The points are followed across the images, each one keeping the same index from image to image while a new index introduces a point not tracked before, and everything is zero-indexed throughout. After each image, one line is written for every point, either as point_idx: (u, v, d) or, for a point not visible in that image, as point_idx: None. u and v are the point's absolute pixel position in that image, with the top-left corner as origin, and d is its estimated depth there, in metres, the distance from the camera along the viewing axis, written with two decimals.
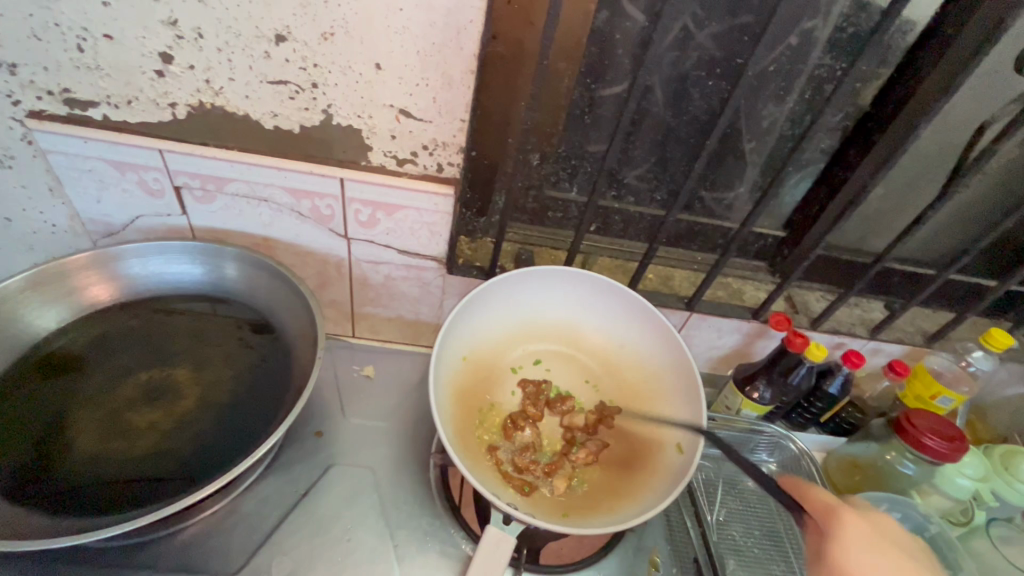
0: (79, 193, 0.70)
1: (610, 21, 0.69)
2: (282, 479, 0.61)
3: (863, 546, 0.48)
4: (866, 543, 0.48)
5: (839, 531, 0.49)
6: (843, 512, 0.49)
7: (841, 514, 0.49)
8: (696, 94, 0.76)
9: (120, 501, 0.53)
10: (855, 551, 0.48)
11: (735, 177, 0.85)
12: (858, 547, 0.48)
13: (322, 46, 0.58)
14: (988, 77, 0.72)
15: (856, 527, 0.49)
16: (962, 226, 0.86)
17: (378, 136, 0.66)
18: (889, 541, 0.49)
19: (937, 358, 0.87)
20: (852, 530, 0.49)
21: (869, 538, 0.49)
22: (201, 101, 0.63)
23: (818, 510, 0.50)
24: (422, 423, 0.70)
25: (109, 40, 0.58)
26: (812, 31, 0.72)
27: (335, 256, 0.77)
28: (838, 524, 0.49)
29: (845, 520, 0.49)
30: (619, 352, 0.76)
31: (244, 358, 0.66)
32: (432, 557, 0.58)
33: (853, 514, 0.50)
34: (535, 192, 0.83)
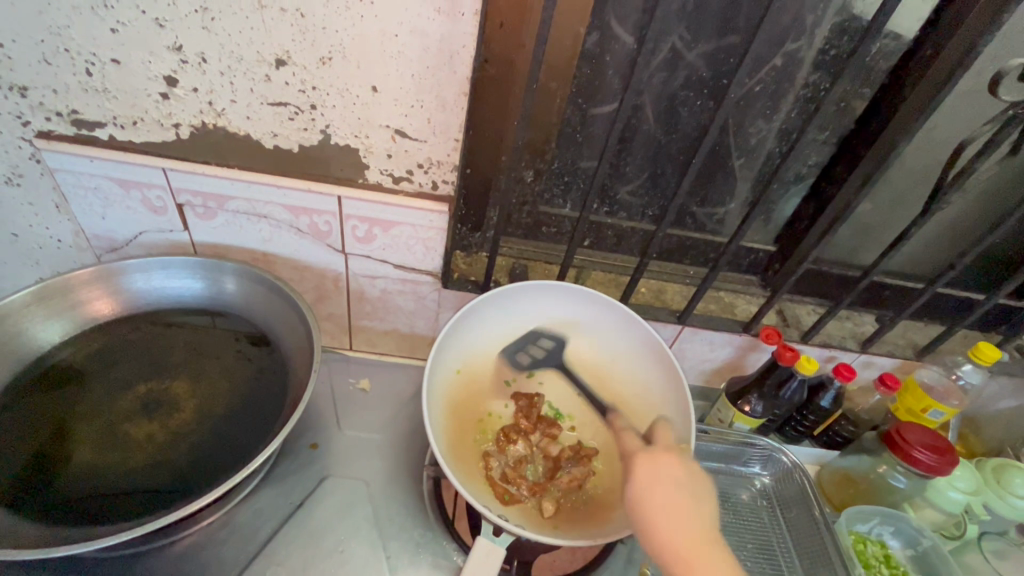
0: (85, 210, 0.73)
1: (600, 43, 0.71)
2: (276, 491, 0.62)
3: (654, 478, 0.58)
4: (649, 476, 0.58)
5: (631, 470, 0.60)
6: (639, 456, 0.61)
7: (633, 458, 0.61)
8: (685, 113, 0.79)
9: (118, 512, 0.54)
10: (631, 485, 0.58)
11: (725, 193, 0.87)
12: (644, 481, 0.58)
13: (320, 70, 0.61)
14: (969, 97, 0.74)
15: (642, 465, 0.60)
16: (949, 240, 0.87)
17: (374, 155, 0.68)
18: (660, 475, 0.58)
19: (929, 371, 0.88)
20: (639, 468, 0.59)
21: (651, 474, 0.58)
22: (204, 122, 0.65)
23: (625, 452, 0.63)
24: (416, 436, 0.71)
25: (116, 65, 0.61)
26: (796, 52, 0.74)
27: (333, 270, 0.79)
28: (631, 466, 0.60)
29: (635, 462, 0.60)
30: (611, 366, 0.77)
31: (241, 371, 0.68)
32: (424, 568, 0.59)
33: (644, 457, 0.60)
34: (529, 207, 0.84)
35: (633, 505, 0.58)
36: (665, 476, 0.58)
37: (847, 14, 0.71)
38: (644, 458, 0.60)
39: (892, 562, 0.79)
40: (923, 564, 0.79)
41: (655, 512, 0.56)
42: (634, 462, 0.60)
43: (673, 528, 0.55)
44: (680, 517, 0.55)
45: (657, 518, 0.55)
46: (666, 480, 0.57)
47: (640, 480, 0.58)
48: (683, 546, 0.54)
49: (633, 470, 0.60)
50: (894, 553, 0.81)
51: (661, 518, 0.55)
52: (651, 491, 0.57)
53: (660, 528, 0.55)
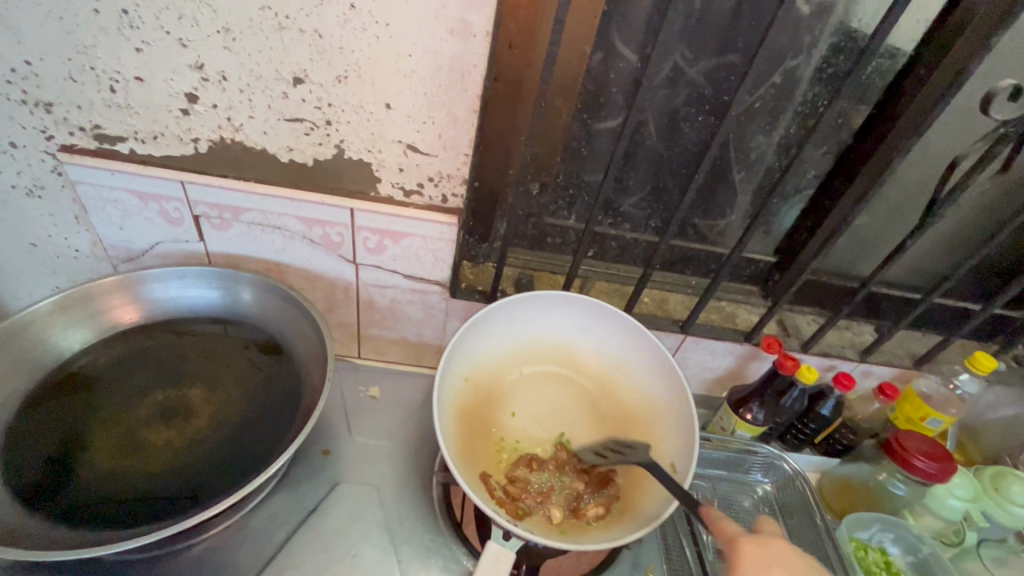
0: (103, 221, 0.75)
1: (604, 62, 0.74)
2: (290, 496, 0.64)
3: (789, 530, 0.58)
4: (780, 525, 0.58)
5: (762, 520, 0.59)
6: (743, 542, 0.54)
7: (738, 547, 0.54)
8: (687, 128, 0.81)
9: (137, 516, 0.55)
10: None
11: (726, 205, 0.89)
12: (756, 572, 0.52)
13: (336, 88, 0.63)
14: (962, 114, 0.76)
15: (749, 553, 0.53)
16: (945, 252, 0.89)
17: (386, 169, 0.70)
18: (784, 568, 0.53)
19: (927, 381, 0.90)
20: (771, 518, 0.59)
21: (768, 563, 0.53)
22: (222, 137, 0.68)
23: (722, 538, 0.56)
24: (424, 442, 0.73)
25: (139, 82, 0.63)
26: (794, 70, 0.76)
27: (343, 280, 0.80)
28: (738, 556, 0.54)
29: (740, 549, 0.54)
30: (616, 376, 0.78)
31: (255, 378, 0.69)
32: (434, 572, 0.60)
33: (750, 546, 0.54)
34: (534, 219, 0.87)
35: None
36: (798, 533, 0.58)
37: (843, 34, 0.74)
38: (776, 509, 0.60)
39: (892, 569, 0.80)
40: (923, 571, 0.81)
41: (784, 557, 0.56)
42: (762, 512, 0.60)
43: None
44: (818, 570, 0.55)
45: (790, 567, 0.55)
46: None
47: (774, 530, 0.58)
48: None
49: (761, 520, 0.59)
50: (895, 561, 0.82)
51: (799, 567, 0.55)
52: (786, 543, 0.56)
53: None
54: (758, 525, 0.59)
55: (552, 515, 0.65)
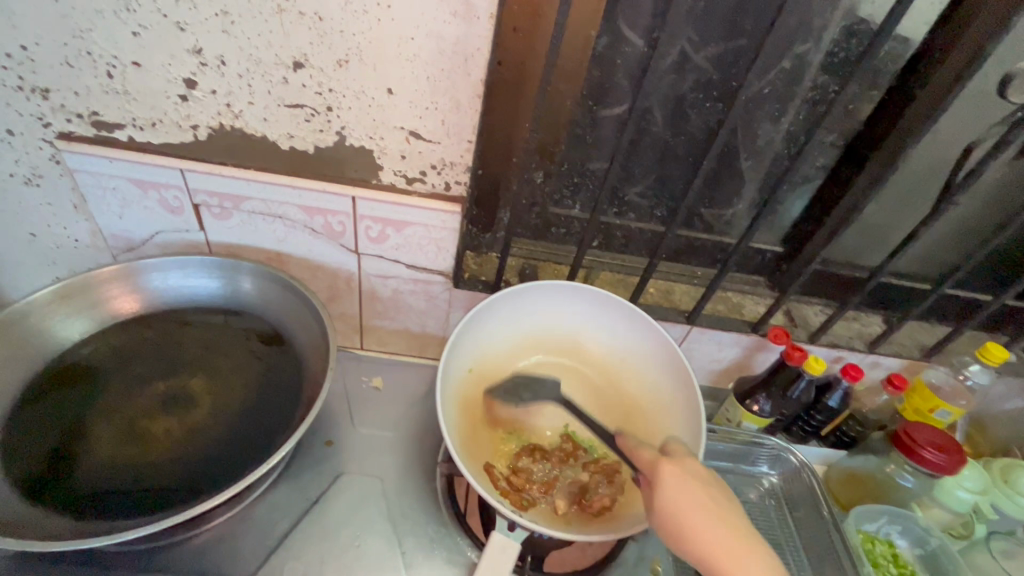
0: (102, 210, 0.74)
1: (610, 46, 0.72)
2: (292, 487, 0.63)
3: (680, 480, 0.58)
4: (675, 483, 0.58)
5: (657, 480, 0.59)
6: (662, 463, 0.60)
7: (658, 468, 0.60)
8: (693, 115, 0.79)
9: (139, 506, 0.55)
10: (663, 492, 0.58)
11: (733, 194, 0.87)
12: (670, 484, 0.58)
13: (337, 72, 0.62)
14: (976, 99, 0.75)
15: (669, 471, 0.59)
16: (956, 242, 0.87)
17: (388, 156, 0.69)
18: (696, 478, 0.58)
19: (935, 372, 0.89)
20: (666, 477, 0.58)
21: (681, 477, 0.58)
22: (221, 124, 0.66)
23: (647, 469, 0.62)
24: (428, 433, 0.72)
25: (137, 67, 0.62)
26: (805, 55, 0.75)
27: (345, 270, 0.80)
28: (657, 475, 0.59)
29: (660, 469, 0.59)
30: (622, 368, 0.77)
31: (257, 368, 0.69)
32: (438, 564, 0.60)
33: (668, 465, 0.59)
34: (538, 209, 0.85)
35: (662, 512, 0.57)
36: (693, 479, 0.58)
37: (855, 17, 0.72)
38: (670, 463, 0.60)
39: (900, 561, 0.80)
40: (931, 563, 0.80)
41: (689, 512, 0.55)
42: (659, 472, 0.59)
43: (698, 524, 0.55)
44: (700, 512, 0.55)
45: (695, 520, 0.55)
46: (690, 481, 0.58)
47: (670, 488, 0.57)
48: (717, 546, 0.53)
49: (660, 479, 0.59)
50: (902, 553, 0.81)
51: (694, 515, 0.55)
52: (681, 496, 0.56)
53: (696, 533, 0.54)
54: (657, 487, 0.58)
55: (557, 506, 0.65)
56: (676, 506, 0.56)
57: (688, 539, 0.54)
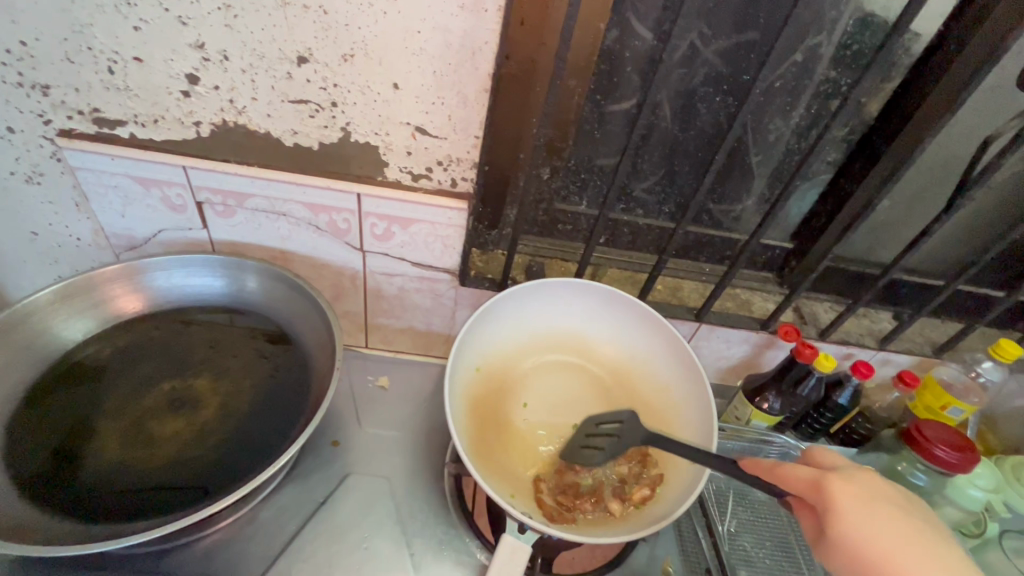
0: (104, 208, 0.73)
1: (619, 39, 0.71)
2: (299, 488, 0.62)
3: (867, 505, 0.49)
4: (863, 508, 0.49)
5: (834, 502, 0.49)
6: (829, 479, 0.51)
7: (827, 485, 0.50)
8: (703, 109, 0.78)
9: (145, 508, 0.54)
10: (846, 515, 0.49)
11: (742, 189, 0.86)
12: (856, 504, 0.49)
13: (342, 67, 0.61)
14: (992, 92, 0.73)
15: (844, 489, 0.50)
16: (969, 237, 0.86)
17: (394, 153, 0.68)
18: (879, 494, 0.50)
19: (947, 370, 0.87)
20: (843, 498, 0.49)
21: (860, 495, 0.50)
22: (225, 120, 0.65)
23: (800, 486, 0.52)
24: (435, 433, 0.72)
25: (138, 63, 0.61)
26: (817, 48, 0.73)
27: (351, 269, 0.79)
28: (828, 493, 0.50)
29: (828, 486, 0.50)
30: (632, 366, 0.76)
31: (263, 368, 0.68)
32: (448, 566, 0.59)
33: (840, 482, 0.50)
34: (545, 205, 0.84)
35: (846, 536, 0.48)
36: (881, 502, 0.49)
37: (869, 9, 0.71)
38: (842, 481, 0.51)
39: None
40: None
41: (886, 543, 0.47)
42: (830, 492, 0.50)
43: (911, 565, 0.46)
44: (900, 540, 0.47)
45: (898, 554, 0.47)
46: (876, 498, 0.49)
47: (854, 511, 0.48)
48: (922, 574, 0.46)
49: (836, 499, 0.49)
50: None
51: (891, 543, 0.47)
52: (870, 520, 0.48)
53: (897, 563, 0.46)
54: (833, 513, 0.49)
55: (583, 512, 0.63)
56: (865, 529, 0.48)
57: (890, 574, 0.46)
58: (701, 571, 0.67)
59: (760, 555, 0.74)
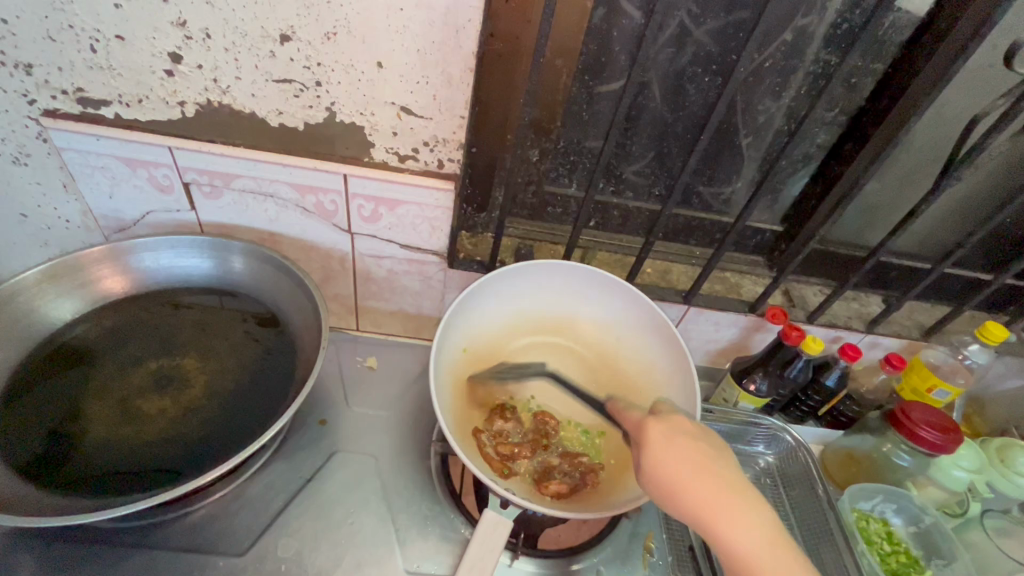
0: (92, 189, 0.73)
1: (607, 18, 0.70)
2: (287, 465, 0.63)
3: (666, 448, 0.55)
4: (662, 451, 0.55)
5: (646, 439, 0.57)
6: (648, 422, 0.58)
7: (645, 428, 0.58)
8: (692, 90, 0.78)
9: (131, 484, 0.55)
10: (657, 454, 0.55)
11: (733, 172, 0.86)
12: (660, 445, 0.56)
13: (325, 46, 0.60)
14: (981, 73, 0.73)
15: (656, 432, 0.57)
16: (957, 219, 0.86)
17: (380, 133, 0.68)
18: (683, 432, 0.56)
19: (935, 352, 0.88)
20: (653, 443, 0.56)
21: (667, 438, 0.56)
22: (209, 100, 0.65)
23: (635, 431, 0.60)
24: (423, 413, 0.72)
25: (120, 41, 0.60)
26: (807, 28, 0.73)
27: (339, 250, 0.79)
28: (644, 435, 0.58)
29: (647, 428, 0.58)
30: (620, 349, 0.77)
31: (250, 348, 0.68)
32: (432, 541, 0.60)
33: (654, 424, 0.58)
34: (534, 188, 0.84)
35: (653, 471, 0.55)
36: (681, 438, 0.56)
37: None
38: (659, 424, 0.58)
39: (894, 538, 0.80)
40: (925, 540, 0.81)
41: (681, 475, 0.53)
42: (646, 439, 0.57)
43: (703, 491, 0.52)
44: (703, 471, 0.53)
45: (689, 482, 0.52)
46: (678, 438, 0.56)
47: (658, 446, 0.56)
48: (705, 497, 0.52)
49: (647, 438, 0.57)
50: (897, 531, 0.82)
51: (685, 470, 0.53)
52: (671, 454, 0.54)
53: (690, 491, 0.52)
54: (647, 454, 0.56)
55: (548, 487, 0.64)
56: (665, 463, 0.54)
57: (692, 499, 0.52)
58: (685, 550, 0.69)
59: None
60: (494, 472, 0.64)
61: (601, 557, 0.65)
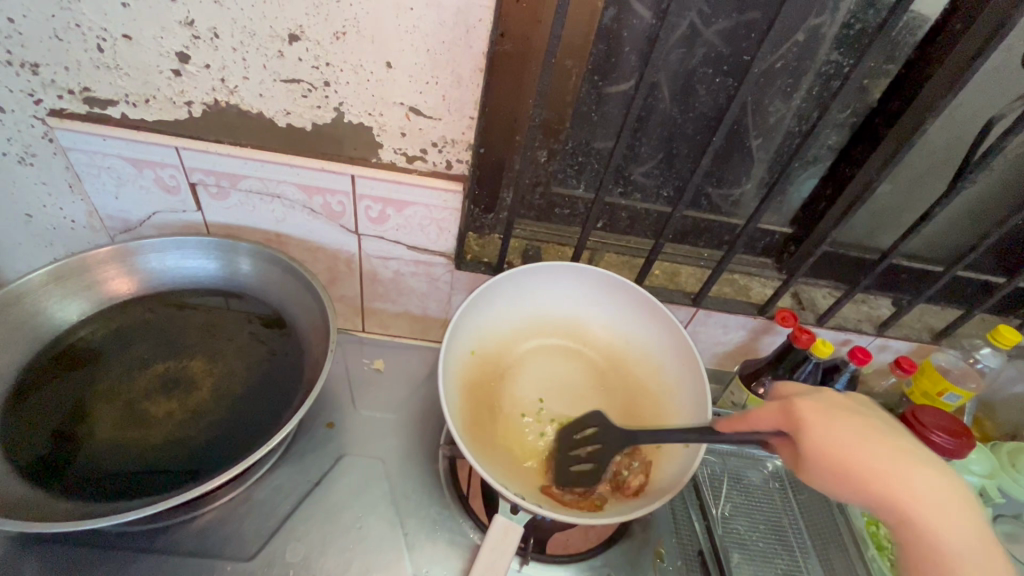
0: (98, 190, 0.72)
1: (617, 18, 0.69)
2: (294, 469, 0.63)
3: (833, 421, 0.48)
4: (825, 427, 0.48)
5: (801, 420, 0.49)
6: (797, 400, 0.50)
7: (793, 408, 0.50)
8: (702, 90, 0.77)
9: (138, 489, 0.54)
10: (822, 433, 0.47)
11: (742, 173, 0.85)
12: (821, 422, 0.48)
13: (334, 46, 0.60)
14: (996, 74, 0.72)
15: (810, 410, 0.49)
16: (969, 222, 0.85)
17: (388, 134, 0.67)
18: (841, 407, 0.49)
19: (946, 355, 0.87)
20: (808, 418, 0.49)
21: (824, 413, 0.49)
22: (216, 100, 0.65)
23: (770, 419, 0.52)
24: (430, 416, 0.72)
25: (127, 41, 0.60)
26: (819, 28, 0.72)
27: (346, 251, 0.78)
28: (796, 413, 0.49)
29: (796, 407, 0.50)
30: (630, 351, 0.76)
31: (257, 350, 0.68)
32: (441, 546, 0.59)
33: (805, 400, 0.50)
34: (542, 189, 0.84)
35: (825, 452, 0.47)
36: (841, 414, 0.49)
37: None
38: (810, 402, 0.50)
39: None
40: None
41: (847, 449, 0.47)
42: (798, 414, 0.49)
43: (884, 467, 0.46)
44: (881, 446, 0.46)
45: (866, 457, 0.46)
46: (839, 414, 0.49)
47: (820, 426, 0.48)
48: (888, 475, 0.45)
49: (800, 418, 0.49)
50: None
51: (862, 449, 0.46)
52: (842, 431, 0.47)
53: (869, 467, 0.46)
54: (804, 436, 0.48)
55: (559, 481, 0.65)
56: (835, 441, 0.47)
57: (872, 479, 0.45)
58: (695, 554, 0.68)
59: (754, 537, 0.78)
60: (504, 476, 0.62)
61: (611, 562, 0.64)
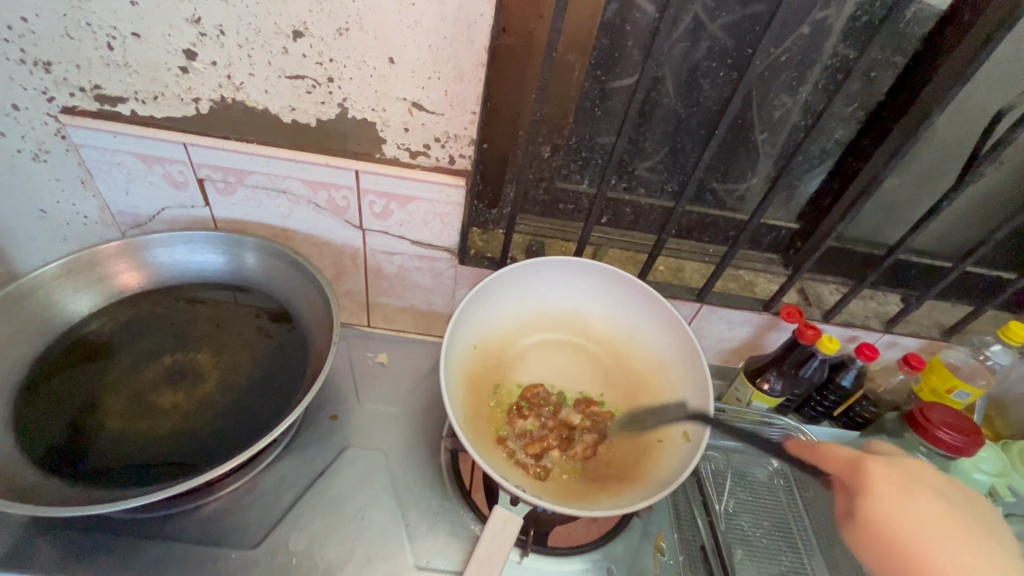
0: (109, 186, 0.74)
1: (620, 12, 0.69)
2: (299, 460, 0.63)
3: (901, 500, 0.53)
4: (899, 494, 0.54)
5: (870, 487, 0.54)
6: (867, 459, 0.56)
7: (863, 466, 0.56)
8: (706, 84, 0.77)
9: (147, 476, 0.56)
10: (882, 504, 0.53)
11: (748, 168, 0.85)
12: (892, 497, 0.54)
13: (337, 41, 0.60)
14: (1006, 65, 0.71)
15: (879, 473, 0.55)
16: (979, 216, 0.84)
17: (392, 129, 0.68)
18: (934, 486, 0.54)
19: (956, 352, 0.86)
20: (876, 483, 0.55)
21: (898, 480, 0.55)
22: (223, 97, 0.66)
23: (836, 468, 0.58)
24: (433, 409, 0.72)
25: (136, 38, 0.61)
26: (825, 21, 0.71)
27: (351, 247, 0.79)
28: (864, 471, 0.56)
29: (862, 470, 0.56)
30: (634, 347, 0.76)
31: (263, 343, 0.69)
32: (442, 537, 0.60)
33: (879, 465, 0.56)
34: (546, 184, 0.84)
35: (875, 526, 0.53)
36: (916, 485, 0.54)
37: None
38: (882, 465, 0.56)
39: None
40: None
41: (909, 527, 0.52)
42: (866, 471, 0.56)
43: (913, 540, 0.51)
44: (938, 531, 0.51)
45: (910, 536, 0.51)
46: (927, 491, 0.54)
47: (883, 500, 0.53)
48: (913, 549, 0.51)
49: (871, 482, 0.55)
50: None
51: (913, 531, 0.51)
52: (909, 506, 0.53)
53: (902, 540, 0.51)
54: (865, 496, 0.54)
55: (518, 431, 0.68)
56: (902, 515, 0.52)
57: (917, 559, 0.50)
58: (697, 551, 0.68)
59: (758, 535, 0.78)
60: (503, 468, 0.63)
61: (612, 555, 0.64)
